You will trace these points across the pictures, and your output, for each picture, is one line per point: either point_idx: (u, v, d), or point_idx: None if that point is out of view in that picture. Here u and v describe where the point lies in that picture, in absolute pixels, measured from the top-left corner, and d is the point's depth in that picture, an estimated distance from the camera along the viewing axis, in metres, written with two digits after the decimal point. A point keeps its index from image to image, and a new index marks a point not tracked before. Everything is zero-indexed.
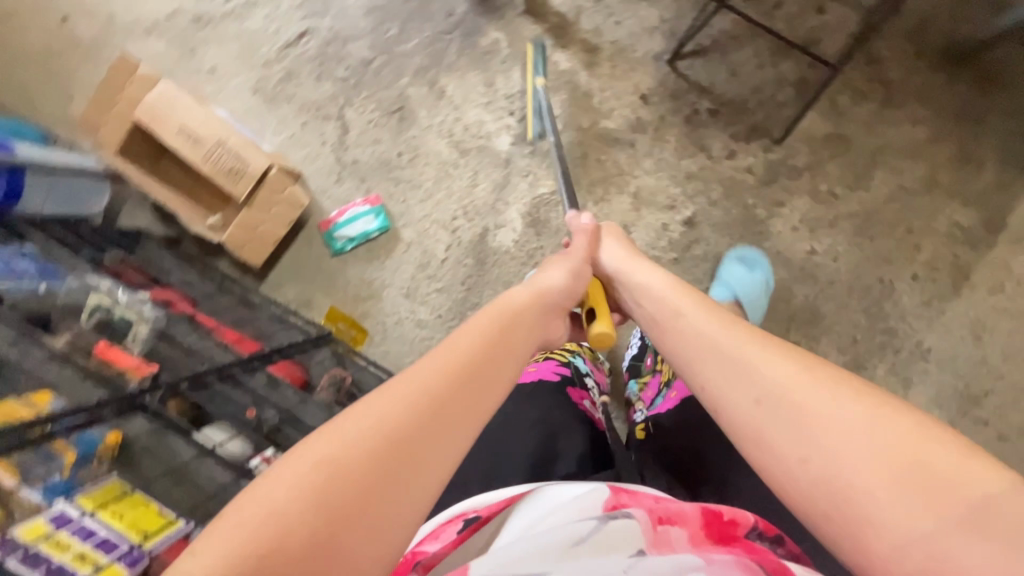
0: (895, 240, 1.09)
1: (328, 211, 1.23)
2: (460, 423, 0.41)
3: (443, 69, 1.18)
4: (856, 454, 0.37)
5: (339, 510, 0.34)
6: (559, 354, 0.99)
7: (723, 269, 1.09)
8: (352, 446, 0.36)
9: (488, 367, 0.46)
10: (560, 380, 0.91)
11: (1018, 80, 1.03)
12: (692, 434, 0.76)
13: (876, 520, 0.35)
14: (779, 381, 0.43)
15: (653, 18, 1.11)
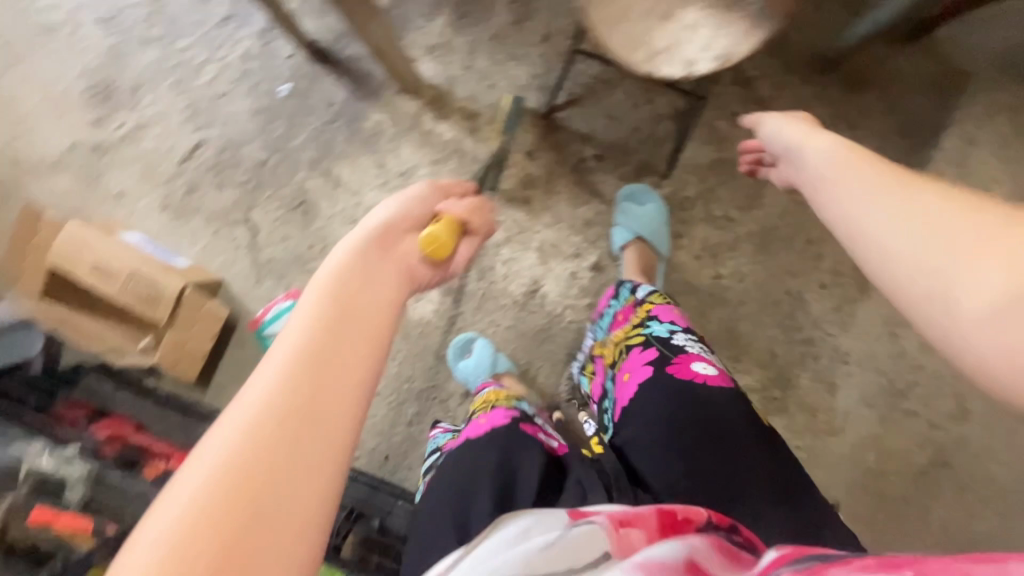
0: (796, 252, 1.10)
1: (254, 310, 1.26)
2: (350, 359, 0.40)
3: (335, 158, 1.20)
4: (981, 259, 0.37)
5: (277, 466, 0.35)
6: (501, 403, 0.77)
7: (619, 212, 1.10)
8: (254, 418, 0.36)
9: (358, 338, 0.41)
10: (516, 419, 0.72)
11: (890, 77, 1.03)
12: (674, 415, 0.71)
13: (992, 310, 0.35)
14: (895, 204, 0.43)
15: (523, 76, 1.12)
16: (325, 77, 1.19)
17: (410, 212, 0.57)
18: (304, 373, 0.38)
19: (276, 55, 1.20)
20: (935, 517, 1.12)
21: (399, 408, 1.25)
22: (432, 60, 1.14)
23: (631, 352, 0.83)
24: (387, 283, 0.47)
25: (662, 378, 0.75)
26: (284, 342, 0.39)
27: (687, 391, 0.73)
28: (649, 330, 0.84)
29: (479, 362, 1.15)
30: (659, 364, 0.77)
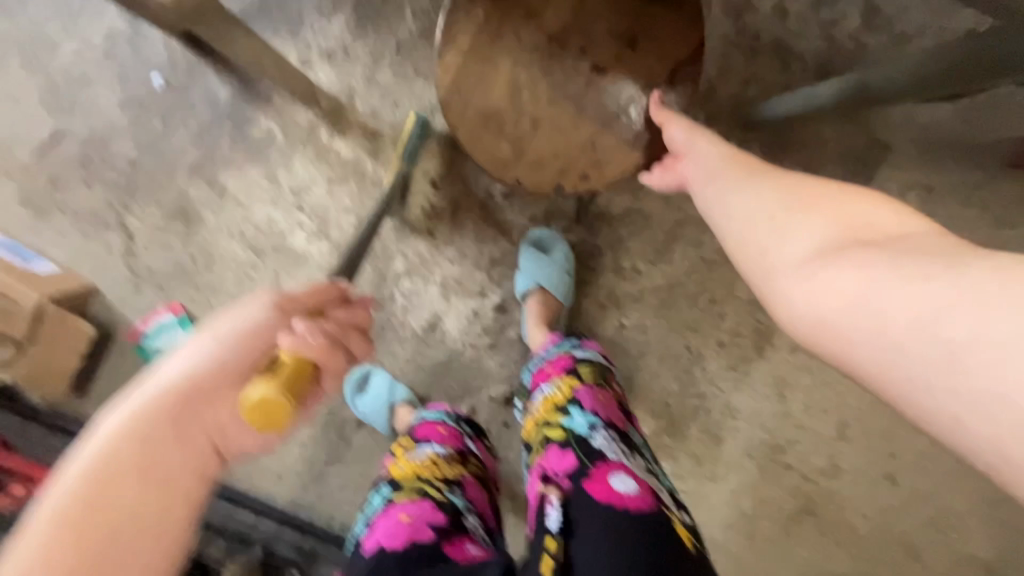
0: (699, 309, 1.09)
1: (133, 321, 1.16)
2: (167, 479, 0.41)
3: (219, 165, 1.08)
4: (789, 234, 0.40)
5: None
6: (431, 491, 0.75)
7: (521, 258, 1.05)
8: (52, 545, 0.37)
9: (161, 477, 0.41)
10: (436, 537, 0.68)
11: (809, 141, 0.99)
12: (595, 538, 0.64)
13: (791, 271, 0.38)
14: (737, 187, 0.45)
15: (431, 97, 1.02)
16: (207, 73, 1.05)
17: (227, 357, 0.46)
18: (73, 546, 0.37)
19: (147, 39, 1.04)
20: (799, 560, 1.19)
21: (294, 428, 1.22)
22: (328, 67, 1.01)
23: (551, 449, 0.78)
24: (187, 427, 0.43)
25: (576, 493, 0.70)
26: (48, 506, 0.38)
27: (602, 511, 0.67)
28: (571, 423, 0.80)
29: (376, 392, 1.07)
30: (577, 476, 0.72)
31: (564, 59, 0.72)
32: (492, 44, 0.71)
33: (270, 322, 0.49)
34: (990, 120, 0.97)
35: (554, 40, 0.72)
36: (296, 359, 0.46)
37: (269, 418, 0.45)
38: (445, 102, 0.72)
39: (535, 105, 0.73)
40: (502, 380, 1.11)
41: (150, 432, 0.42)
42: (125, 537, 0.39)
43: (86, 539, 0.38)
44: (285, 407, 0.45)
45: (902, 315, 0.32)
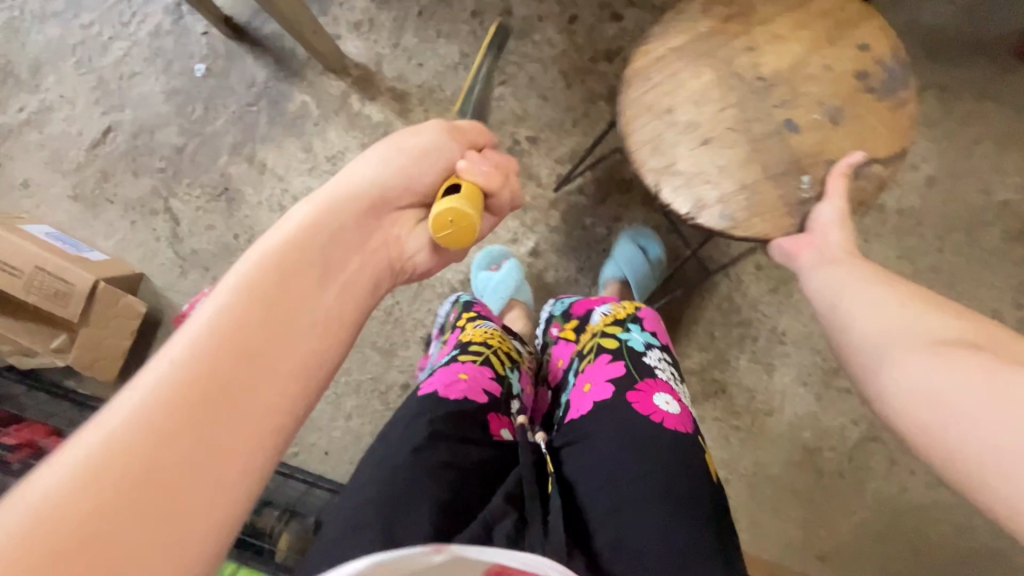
0: (733, 233, 1.10)
1: (180, 305, 1.19)
2: (324, 293, 0.44)
3: (258, 142, 1.14)
4: (903, 323, 0.51)
5: (240, 373, 0.37)
6: (492, 362, 0.83)
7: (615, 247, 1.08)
8: (233, 324, 0.38)
9: (318, 291, 0.44)
10: (486, 402, 0.76)
11: None
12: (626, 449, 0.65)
13: (897, 349, 0.48)
14: (853, 288, 0.58)
15: (454, 55, 1.07)
16: (243, 56, 1.12)
17: (408, 175, 0.55)
18: (254, 327, 0.39)
19: (188, 31, 1.13)
20: (869, 488, 1.16)
21: (339, 401, 1.21)
22: (357, 38, 1.09)
23: (598, 355, 0.79)
24: (370, 233, 0.51)
25: (620, 402, 0.70)
26: (223, 295, 0.39)
27: (643, 426, 0.67)
28: (627, 337, 0.80)
29: (505, 278, 1.08)
30: (624, 386, 0.72)
31: (760, 100, 0.74)
32: (701, 57, 0.75)
33: (437, 154, 0.58)
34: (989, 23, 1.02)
35: (755, 82, 0.74)
36: (473, 186, 0.56)
37: (442, 225, 0.53)
38: (629, 84, 0.76)
39: (717, 122, 0.74)
40: None
41: (336, 227, 0.48)
42: (289, 334, 0.40)
43: (272, 303, 0.40)
44: (470, 219, 0.54)
45: (978, 393, 0.40)
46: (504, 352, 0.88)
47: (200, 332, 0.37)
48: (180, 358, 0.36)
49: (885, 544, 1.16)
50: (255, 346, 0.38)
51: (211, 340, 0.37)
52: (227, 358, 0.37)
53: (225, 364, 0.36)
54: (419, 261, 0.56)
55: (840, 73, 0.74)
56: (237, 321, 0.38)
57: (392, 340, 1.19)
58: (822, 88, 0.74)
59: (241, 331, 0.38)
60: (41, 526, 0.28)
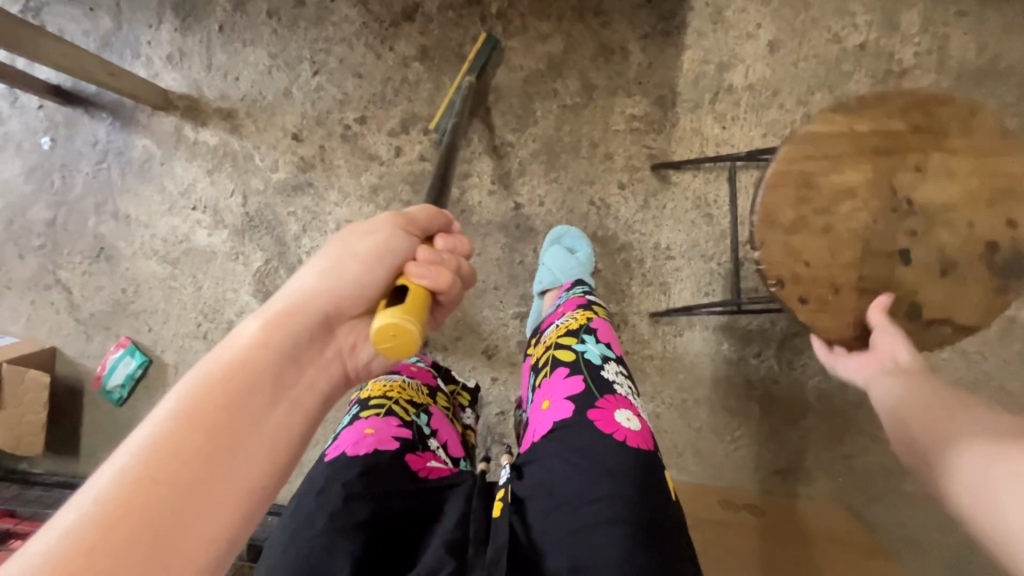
0: (586, 158, 1.04)
1: (94, 368, 1.24)
2: (270, 425, 0.41)
3: (117, 196, 1.17)
4: (956, 425, 0.49)
5: (172, 511, 0.34)
6: (398, 410, 0.73)
7: (545, 254, 1.02)
8: (172, 453, 0.35)
9: (262, 417, 0.41)
10: (397, 450, 0.67)
11: None
12: (589, 472, 0.56)
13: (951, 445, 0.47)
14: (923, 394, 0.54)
15: (263, 60, 1.08)
16: (81, 118, 1.15)
17: (361, 278, 0.49)
18: (192, 462, 0.36)
19: (27, 109, 1.17)
20: (809, 389, 1.07)
21: None
22: (172, 70, 1.10)
23: (555, 371, 0.68)
24: (314, 352, 0.47)
25: (580, 423, 0.60)
26: (156, 419, 0.37)
27: (603, 447, 0.57)
28: (584, 349, 0.69)
29: None
30: (582, 403, 0.62)
31: (896, 221, 0.60)
32: (871, 151, 0.61)
33: (395, 249, 0.51)
34: None
35: (902, 204, 0.60)
36: (419, 299, 0.48)
37: (388, 339, 0.44)
38: (800, 138, 0.62)
39: (846, 218, 0.61)
40: None
41: (282, 345, 0.44)
42: (231, 473, 0.38)
43: (217, 434, 0.38)
44: (413, 335, 0.45)
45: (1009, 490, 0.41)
46: (410, 399, 0.78)
47: (133, 467, 0.34)
48: (104, 498, 0.32)
49: (841, 443, 1.07)
50: (189, 488, 0.35)
51: (138, 476, 0.34)
52: (160, 500, 0.34)
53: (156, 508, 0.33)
54: (359, 370, 0.52)
55: (980, 234, 0.60)
56: (175, 454, 0.35)
57: None
58: (953, 237, 0.60)
59: (178, 467, 0.35)
60: None
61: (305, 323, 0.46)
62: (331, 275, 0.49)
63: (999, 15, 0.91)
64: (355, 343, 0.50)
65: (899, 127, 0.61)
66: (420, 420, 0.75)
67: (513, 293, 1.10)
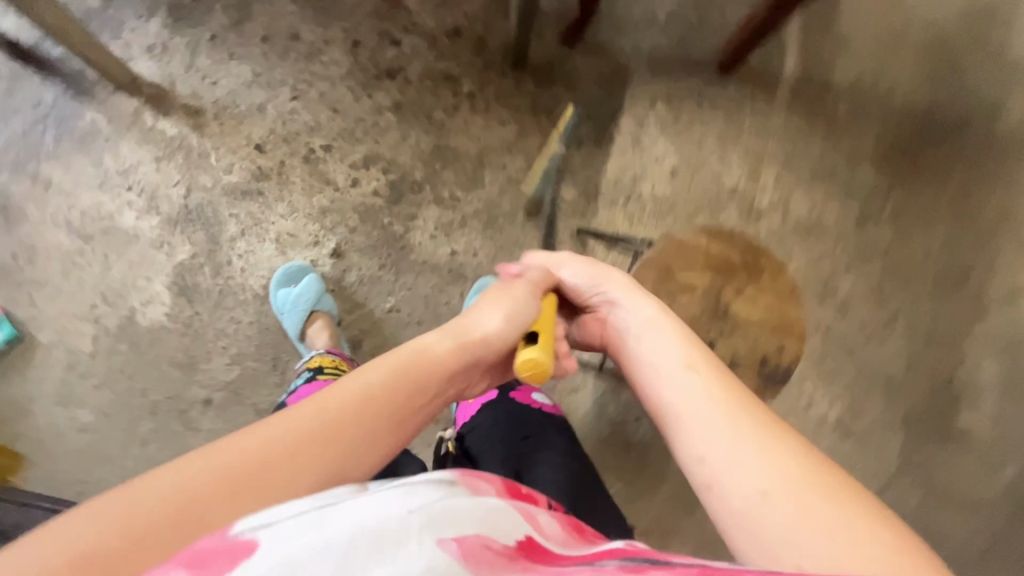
0: (519, 225, 1.21)
1: None
2: (375, 430, 0.50)
3: (43, 159, 1.13)
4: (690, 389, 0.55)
5: (279, 474, 0.44)
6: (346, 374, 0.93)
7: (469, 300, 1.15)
8: (300, 427, 0.47)
9: (368, 423, 0.50)
10: None
11: (567, 71, 1.22)
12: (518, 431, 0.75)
13: (706, 423, 0.52)
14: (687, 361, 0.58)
15: (246, 74, 1.16)
16: (29, 77, 1.13)
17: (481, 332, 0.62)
18: (311, 441, 0.46)
19: None
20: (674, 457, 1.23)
21: (133, 424, 1.13)
22: (149, 60, 1.15)
23: None
24: (434, 383, 0.56)
25: (507, 400, 0.79)
26: (308, 405, 0.49)
27: (526, 414, 0.77)
28: None
29: (304, 290, 1.10)
30: (505, 388, 0.81)
31: (710, 320, 0.79)
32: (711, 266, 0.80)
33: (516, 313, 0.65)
34: (701, 39, 1.25)
35: (718, 308, 0.79)
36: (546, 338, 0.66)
37: (533, 371, 0.63)
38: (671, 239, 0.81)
39: (681, 305, 0.78)
40: (352, 325, 1.18)
41: (406, 371, 0.55)
42: (332, 458, 0.47)
43: (331, 428, 0.48)
44: (546, 367, 0.63)
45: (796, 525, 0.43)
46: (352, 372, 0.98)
47: (272, 432, 0.46)
48: (246, 445, 0.44)
49: (695, 510, 1.22)
50: (297, 459, 0.45)
51: (275, 439, 0.45)
52: (276, 461, 0.44)
53: (252, 481, 0.42)
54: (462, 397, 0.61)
55: (760, 348, 0.79)
56: (301, 432, 0.46)
57: (191, 353, 1.15)
58: (744, 345, 0.79)
59: (298, 444, 0.46)
60: (70, 550, 0.35)
61: (428, 359, 0.57)
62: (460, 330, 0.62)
63: (823, 189, 1.27)
64: (465, 381, 0.61)
65: (733, 257, 0.81)
66: None
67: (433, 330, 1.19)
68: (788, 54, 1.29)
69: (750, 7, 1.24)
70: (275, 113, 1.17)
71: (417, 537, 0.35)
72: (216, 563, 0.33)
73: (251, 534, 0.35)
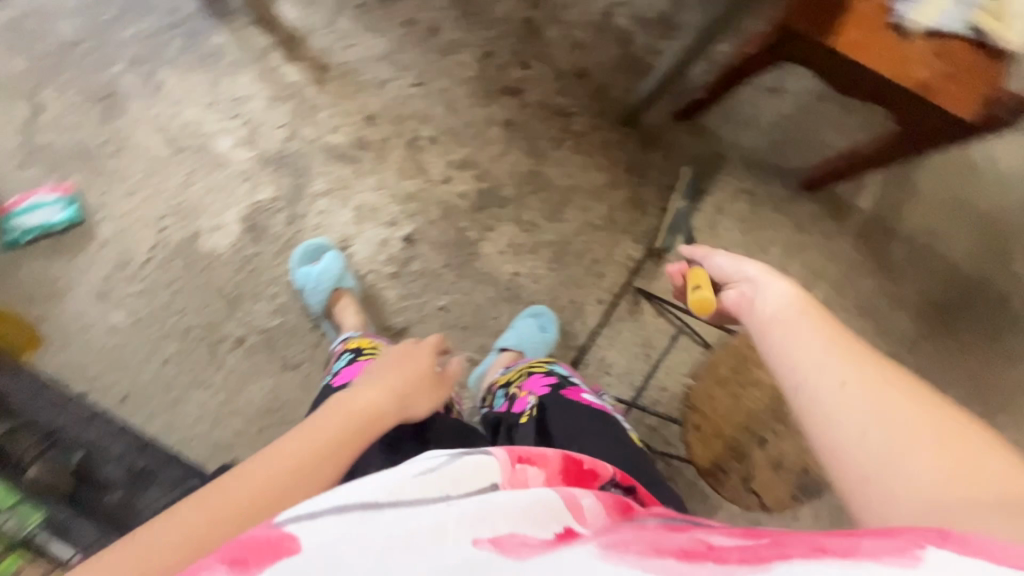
0: (583, 267, 1.25)
1: (6, 197, 1.09)
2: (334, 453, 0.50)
3: (162, 63, 1.14)
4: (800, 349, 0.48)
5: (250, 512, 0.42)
6: None
7: (517, 322, 1.18)
8: (257, 471, 0.45)
9: (325, 448, 0.50)
10: None
11: (670, 142, 1.29)
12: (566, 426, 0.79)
13: (811, 381, 0.45)
14: (788, 305, 0.52)
15: (379, 48, 1.20)
16: None
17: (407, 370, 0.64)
18: (273, 476, 0.45)
19: None
20: None
21: (160, 341, 1.13)
22: (295, 6, 1.18)
23: (532, 376, 0.92)
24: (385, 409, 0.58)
25: (558, 398, 0.84)
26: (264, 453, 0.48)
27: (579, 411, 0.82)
28: (552, 366, 0.95)
29: (326, 269, 1.12)
30: (556, 389, 0.87)
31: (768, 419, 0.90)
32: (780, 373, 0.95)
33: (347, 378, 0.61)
34: (797, 153, 1.32)
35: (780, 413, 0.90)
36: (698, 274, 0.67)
37: (703, 308, 0.67)
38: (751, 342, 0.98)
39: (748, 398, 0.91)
40: (399, 312, 1.19)
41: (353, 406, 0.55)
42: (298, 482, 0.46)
43: (293, 461, 0.47)
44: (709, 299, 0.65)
45: (918, 472, 0.38)
46: None
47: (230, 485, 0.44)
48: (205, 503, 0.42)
49: None
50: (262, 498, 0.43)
51: (236, 489, 0.43)
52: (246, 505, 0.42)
53: (229, 525, 0.41)
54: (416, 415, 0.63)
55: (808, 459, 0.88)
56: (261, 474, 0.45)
57: (239, 290, 1.15)
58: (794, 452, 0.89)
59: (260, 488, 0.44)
60: None
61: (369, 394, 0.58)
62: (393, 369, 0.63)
63: (863, 322, 1.34)
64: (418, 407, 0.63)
65: None
66: None
67: (476, 339, 1.20)
68: (867, 191, 1.37)
69: (848, 141, 1.32)
70: (394, 92, 1.20)
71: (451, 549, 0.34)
72: (261, 561, 0.33)
73: (291, 527, 0.34)
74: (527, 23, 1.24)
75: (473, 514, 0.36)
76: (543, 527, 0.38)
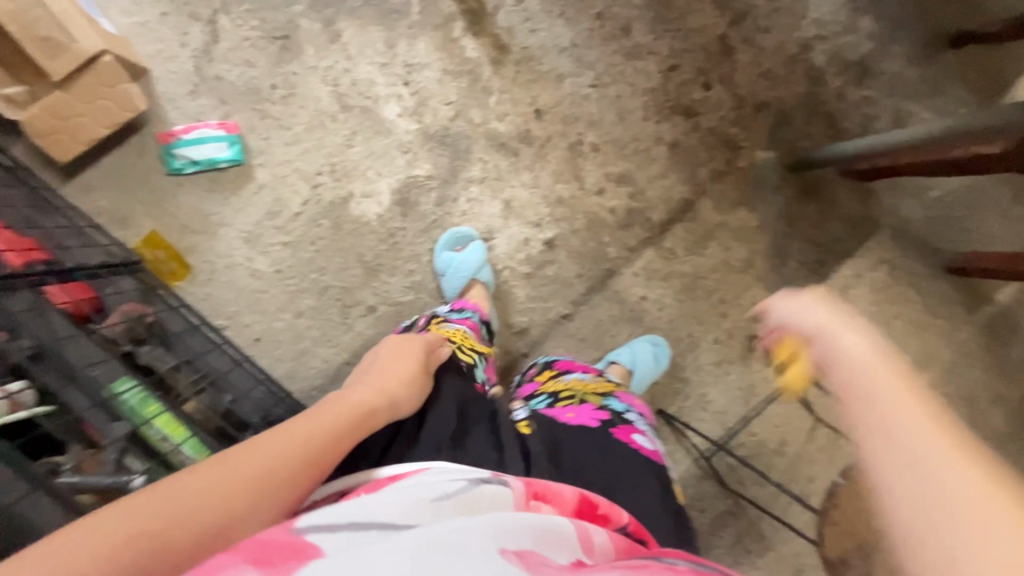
0: (709, 304, 1.24)
1: (172, 123, 1.09)
2: (330, 449, 0.51)
3: (344, 11, 1.10)
4: (904, 478, 0.37)
5: (252, 494, 0.44)
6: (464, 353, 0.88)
7: (634, 344, 1.18)
8: (270, 453, 0.47)
9: (325, 443, 0.51)
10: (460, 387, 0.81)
11: (828, 196, 1.25)
12: (605, 462, 0.71)
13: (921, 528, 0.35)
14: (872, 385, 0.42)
15: (565, 39, 1.14)
16: None
17: (400, 376, 0.67)
18: (280, 461, 0.47)
19: None
20: None
21: (296, 295, 1.14)
22: None
23: (581, 403, 0.83)
24: (377, 417, 0.59)
25: (606, 431, 0.76)
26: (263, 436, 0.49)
27: (625, 454, 0.73)
28: (608, 402, 0.85)
29: (466, 259, 1.11)
30: (607, 423, 0.78)
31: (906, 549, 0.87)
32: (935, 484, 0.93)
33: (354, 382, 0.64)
34: (953, 235, 1.27)
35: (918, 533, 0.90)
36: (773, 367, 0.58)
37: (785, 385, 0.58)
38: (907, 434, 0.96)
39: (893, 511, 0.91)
40: (524, 312, 1.19)
41: (352, 410, 0.57)
42: (297, 473, 0.47)
43: (296, 450, 0.48)
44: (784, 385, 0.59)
45: None
46: (468, 346, 0.92)
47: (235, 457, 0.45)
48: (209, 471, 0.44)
49: None
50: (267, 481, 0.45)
51: (242, 466, 0.45)
52: (249, 488, 0.44)
53: (239, 498, 0.43)
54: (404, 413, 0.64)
55: None
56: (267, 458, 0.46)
57: (379, 260, 1.15)
58: None
59: (271, 471, 0.45)
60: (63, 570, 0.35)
61: (366, 397, 0.60)
62: (388, 378, 0.65)
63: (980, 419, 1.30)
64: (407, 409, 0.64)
65: None
66: (478, 363, 0.90)
67: (591, 355, 1.20)
68: None
69: (1012, 233, 1.26)
70: (567, 88, 1.15)
71: (478, 550, 0.38)
72: (285, 563, 0.35)
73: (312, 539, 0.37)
74: (720, 41, 1.17)
75: (500, 526, 0.42)
76: (556, 553, 0.43)
